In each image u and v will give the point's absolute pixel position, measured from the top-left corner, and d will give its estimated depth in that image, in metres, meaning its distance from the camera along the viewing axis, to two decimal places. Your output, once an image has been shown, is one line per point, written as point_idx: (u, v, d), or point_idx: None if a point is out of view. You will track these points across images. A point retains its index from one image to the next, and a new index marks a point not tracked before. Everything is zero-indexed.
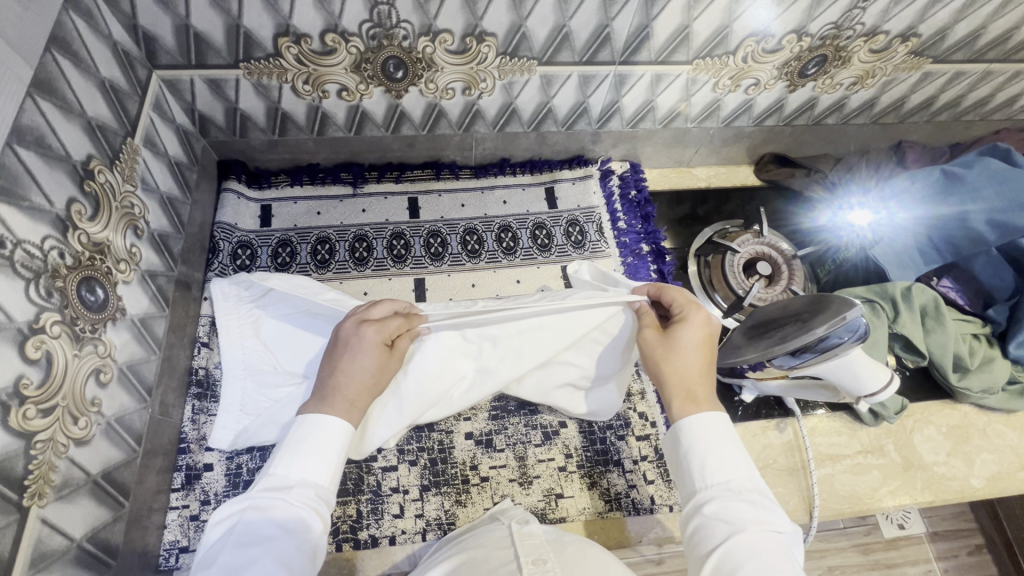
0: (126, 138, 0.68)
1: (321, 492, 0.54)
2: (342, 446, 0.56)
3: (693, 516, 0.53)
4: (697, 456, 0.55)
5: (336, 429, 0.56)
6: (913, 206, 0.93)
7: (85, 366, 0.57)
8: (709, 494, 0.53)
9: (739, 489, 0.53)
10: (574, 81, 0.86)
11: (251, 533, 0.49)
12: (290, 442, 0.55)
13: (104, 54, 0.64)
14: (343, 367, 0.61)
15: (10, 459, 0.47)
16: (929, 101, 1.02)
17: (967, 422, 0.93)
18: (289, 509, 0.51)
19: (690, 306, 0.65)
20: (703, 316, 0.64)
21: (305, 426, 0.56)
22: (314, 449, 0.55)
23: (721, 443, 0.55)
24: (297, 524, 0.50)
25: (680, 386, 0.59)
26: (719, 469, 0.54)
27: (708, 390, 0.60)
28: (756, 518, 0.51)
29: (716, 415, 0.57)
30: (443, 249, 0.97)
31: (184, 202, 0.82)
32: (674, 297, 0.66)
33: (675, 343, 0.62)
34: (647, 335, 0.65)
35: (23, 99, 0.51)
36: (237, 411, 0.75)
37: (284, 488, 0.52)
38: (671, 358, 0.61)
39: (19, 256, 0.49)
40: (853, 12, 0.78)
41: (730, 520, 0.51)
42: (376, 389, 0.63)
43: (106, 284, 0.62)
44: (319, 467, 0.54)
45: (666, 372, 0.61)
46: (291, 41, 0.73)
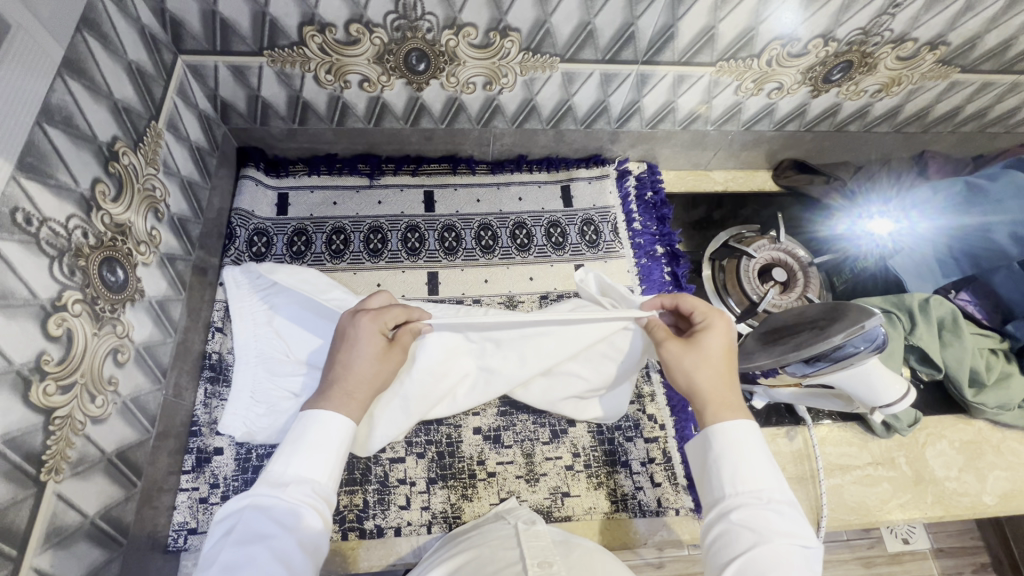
0: (150, 121, 0.68)
1: (318, 489, 0.53)
2: (344, 442, 0.56)
3: (718, 522, 0.53)
4: (727, 463, 0.55)
5: (332, 425, 0.55)
6: (936, 215, 0.93)
7: (103, 345, 0.58)
8: (736, 501, 0.53)
9: (768, 499, 0.52)
10: (596, 79, 0.85)
11: (251, 531, 0.48)
12: (289, 439, 0.55)
13: (132, 38, 0.64)
14: (339, 359, 0.60)
15: (29, 434, 0.48)
16: (954, 112, 1.01)
17: (981, 438, 0.92)
18: (288, 506, 0.50)
19: (712, 312, 0.64)
20: (725, 323, 0.64)
21: (305, 421, 0.55)
22: (313, 445, 0.54)
23: (751, 451, 0.55)
24: (297, 521, 0.50)
25: (715, 395, 0.59)
26: (750, 478, 0.53)
27: (738, 395, 0.60)
28: (785, 528, 0.50)
29: (748, 423, 0.57)
30: (457, 243, 0.97)
31: (203, 187, 0.83)
32: (692, 306, 0.66)
33: (705, 352, 0.61)
34: (669, 345, 0.63)
35: (53, 79, 0.51)
36: (247, 399, 0.75)
37: (281, 485, 0.52)
38: (704, 366, 0.60)
39: (44, 234, 0.50)
40: (881, 18, 0.77)
41: (757, 529, 0.50)
42: (376, 383, 0.61)
43: (127, 265, 0.62)
44: (317, 465, 0.53)
45: (699, 379, 0.60)
46: (315, 31, 0.73)
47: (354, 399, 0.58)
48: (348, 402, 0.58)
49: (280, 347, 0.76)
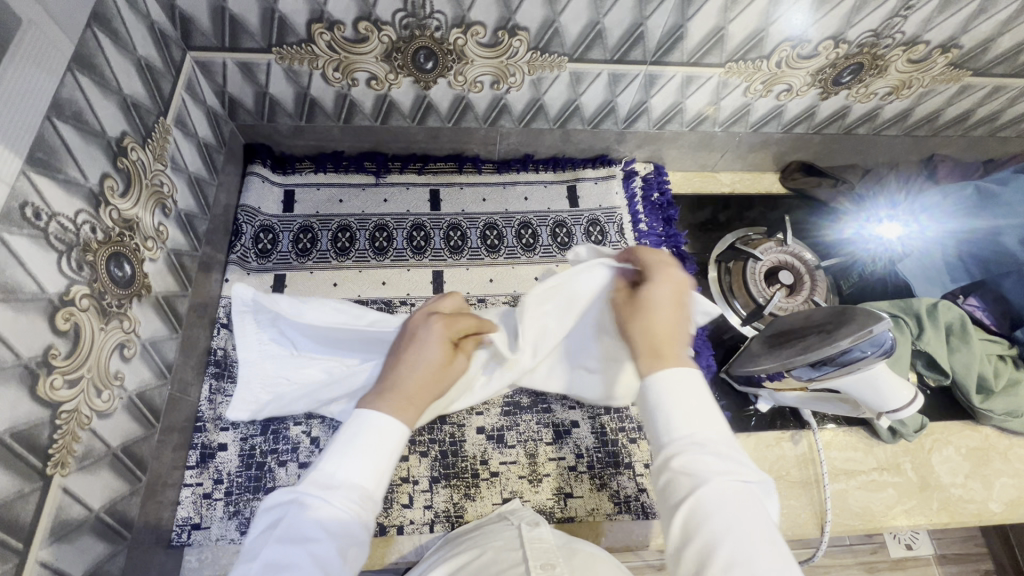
0: (159, 117, 0.69)
1: (367, 497, 0.48)
2: (395, 448, 0.52)
3: (657, 470, 0.47)
4: (664, 406, 0.49)
5: (388, 430, 0.52)
6: (946, 219, 0.96)
7: (110, 340, 0.58)
8: (673, 446, 0.47)
9: (707, 441, 0.47)
10: (604, 79, 0.85)
11: (293, 534, 0.44)
12: (342, 437, 0.51)
13: (142, 33, 0.64)
14: (407, 360, 0.60)
15: (36, 428, 0.48)
16: (964, 116, 1.00)
17: (988, 445, 0.91)
18: (333, 512, 0.46)
19: (657, 266, 0.61)
20: (677, 275, 0.60)
21: (361, 421, 0.51)
22: (367, 450, 0.50)
23: (686, 390, 0.49)
24: (341, 529, 0.46)
25: (648, 344, 0.54)
26: (687, 418, 0.48)
27: (677, 347, 0.54)
28: (724, 469, 0.45)
29: (684, 367, 0.51)
30: (462, 242, 0.96)
31: (210, 183, 0.83)
32: (643, 259, 0.63)
33: (648, 303, 0.58)
34: (619, 302, 0.62)
35: (63, 74, 0.51)
36: (256, 386, 0.74)
37: (330, 488, 0.47)
38: (638, 319, 0.58)
39: (53, 229, 0.50)
40: (893, 20, 0.77)
41: (697, 473, 0.45)
42: (437, 386, 0.61)
43: (134, 260, 0.63)
44: (369, 472, 0.49)
45: (633, 333, 0.57)
46: (324, 28, 0.73)
47: (413, 399, 0.57)
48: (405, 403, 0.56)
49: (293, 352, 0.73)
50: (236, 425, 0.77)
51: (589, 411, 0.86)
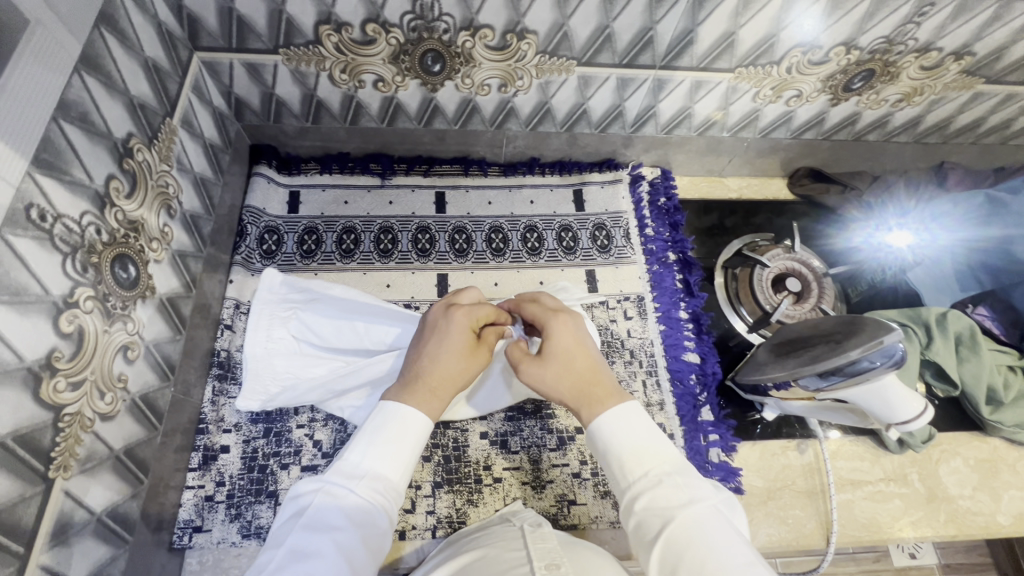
0: (165, 118, 0.68)
1: (388, 489, 0.52)
2: (416, 442, 0.55)
3: (630, 517, 0.50)
4: (614, 456, 0.53)
5: (411, 421, 0.55)
6: (958, 228, 0.95)
7: (114, 341, 0.58)
8: (635, 490, 0.51)
9: (662, 475, 0.51)
10: (612, 83, 0.84)
11: (320, 520, 0.48)
12: (367, 428, 0.55)
13: (149, 34, 0.64)
14: (429, 354, 0.61)
15: (38, 431, 0.48)
16: (976, 123, 0.99)
17: (996, 456, 0.90)
18: (357, 499, 0.50)
19: (549, 314, 0.63)
20: (561, 321, 0.62)
21: (385, 413, 0.55)
22: (388, 442, 0.54)
23: (632, 433, 0.53)
24: (364, 517, 0.49)
25: (578, 394, 0.58)
26: (635, 462, 0.52)
27: (607, 383, 0.58)
28: (685, 498, 0.48)
29: (624, 406, 0.55)
30: (467, 245, 0.96)
31: (215, 184, 0.83)
32: (536, 310, 0.65)
33: (550, 358, 0.61)
34: (515, 357, 0.63)
35: (70, 75, 0.51)
36: (268, 379, 0.74)
37: (354, 478, 0.51)
38: (553, 371, 0.59)
39: (58, 230, 0.50)
40: (906, 26, 0.76)
41: (661, 509, 0.48)
42: (460, 380, 0.62)
43: (138, 261, 0.62)
44: (391, 465, 0.53)
45: (559, 386, 0.59)
46: (331, 30, 0.73)
47: (436, 394, 0.59)
48: (431, 397, 0.58)
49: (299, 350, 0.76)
50: (239, 427, 0.77)
51: None
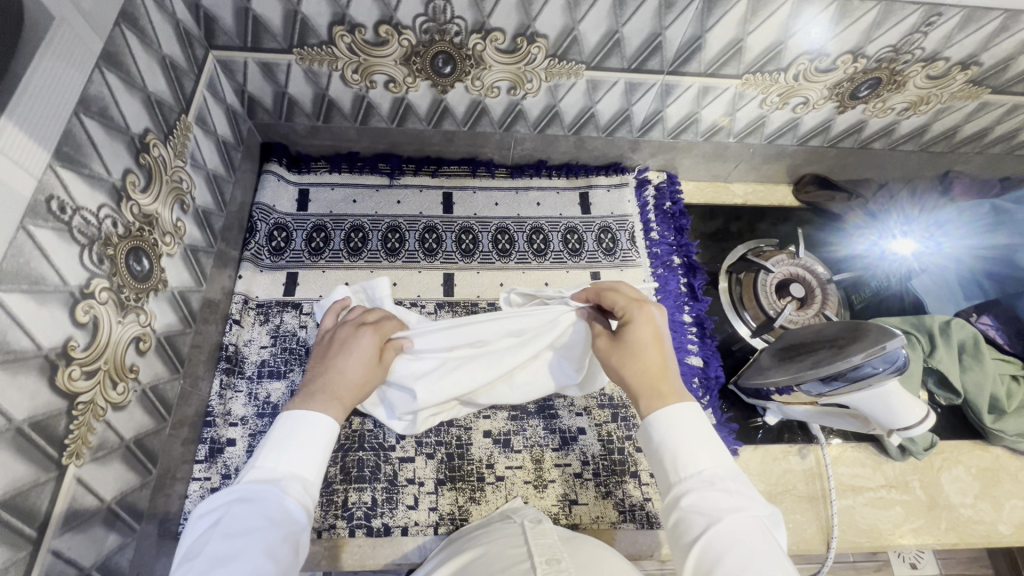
0: (181, 114, 0.70)
1: (308, 489, 0.52)
2: (330, 444, 0.56)
3: (672, 512, 0.50)
4: (669, 449, 0.53)
5: (320, 424, 0.55)
6: (963, 235, 0.95)
7: (126, 333, 0.59)
8: (683, 487, 0.51)
9: (714, 478, 0.50)
10: (621, 87, 0.85)
11: (239, 521, 0.46)
12: (275, 437, 0.54)
13: (167, 32, 0.65)
14: (332, 363, 0.63)
15: (53, 418, 0.49)
16: (982, 133, 0.99)
17: (998, 466, 0.90)
18: (278, 498, 0.49)
19: (632, 305, 0.64)
20: (646, 313, 0.63)
21: (294, 420, 0.55)
22: (303, 445, 0.54)
23: (691, 433, 0.53)
24: (284, 515, 0.48)
25: (641, 385, 0.58)
26: (690, 460, 0.51)
27: (673, 382, 0.58)
28: (732, 504, 0.48)
29: (685, 405, 0.55)
30: (474, 246, 0.97)
31: (227, 180, 0.84)
32: (620, 298, 0.66)
33: (627, 344, 0.62)
34: (600, 343, 0.65)
35: (92, 71, 0.52)
36: None
37: (275, 480, 0.51)
38: (626, 358, 0.61)
39: (77, 222, 0.51)
40: (914, 36, 0.76)
41: (706, 510, 0.48)
42: (362, 387, 0.63)
43: (152, 255, 0.63)
44: (307, 465, 0.53)
45: (628, 374, 0.60)
46: (345, 31, 0.74)
47: (342, 396, 0.60)
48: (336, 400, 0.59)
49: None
50: (245, 421, 0.78)
51: (596, 418, 0.86)
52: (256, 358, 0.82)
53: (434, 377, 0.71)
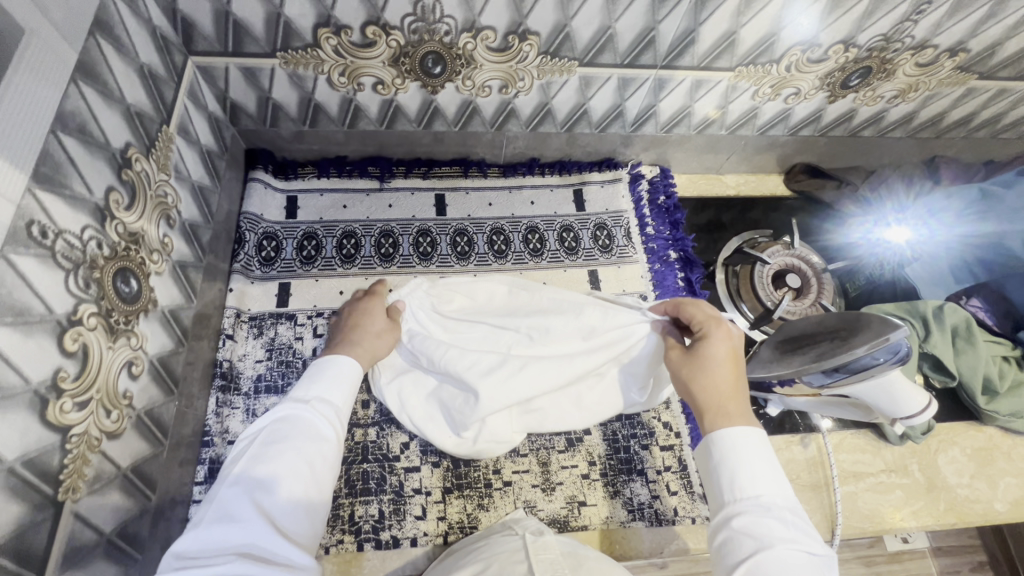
0: (162, 125, 0.66)
1: (334, 410, 0.63)
2: (353, 378, 0.67)
3: (722, 530, 0.51)
4: (727, 467, 0.54)
5: (342, 364, 0.67)
6: (955, 222, 0.98)
7: (118, 358, 0.56)
8: (738, 508, 0.52)
9: (771, 505, 0.51)
10: (613, 84, 0.84)
11: (279, 434, 0.57)
12: (309, 374, 0.66)
13: (144, 39, 0.62)
14: (350, 326, 0.75)
15: (45, 454, 0.46)
16: (969, 118, 1.00)
17: (992, 445, 0.93)
18: (309, 418, 0.60)
19: (711, 321, 0.63)
20: (724, 331, 0.62)
21: (323, 362, 0.67)
22: (329, 378, 0.65)
23: (753, 454, 0.54)
24: (314, 431, 0.59)
25: (709, 402, 0.59)
26: (749, 482, 0.53)
27: (741, 403, 0.58)
28: (787, 535, 0.49)
29: (750, 428, 0.56)
30: (469, 248, 0.95)
31: (213, 191, 0.81)
32: (696, 314, 0.65)
33: (704, 360, 0.61)
34: (671, 354, 0.65)
35: (67, 85, 0.49)
36: (407, 398, 0.77)
37: (306, 403, 0.61)
38: (697, 373, 0.61)
39: (60, 247, 0.48)
40: (903, 24, 0.77)
41: (759, 535, 0.49)
42: (382, 342, 0.74)
43: (140, 274, 0.61)
44: (334, 391, 0.64)
45: (695, 387, 0.60)
46: (331, 32, 0.71)
47: (362, 348, 0.72)
48: (357, 351, 0.71)
49: (427, 318, 0.76)
50: None
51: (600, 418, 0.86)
52: (251, 373, 0.81)
53: (501, 376, 0.71)
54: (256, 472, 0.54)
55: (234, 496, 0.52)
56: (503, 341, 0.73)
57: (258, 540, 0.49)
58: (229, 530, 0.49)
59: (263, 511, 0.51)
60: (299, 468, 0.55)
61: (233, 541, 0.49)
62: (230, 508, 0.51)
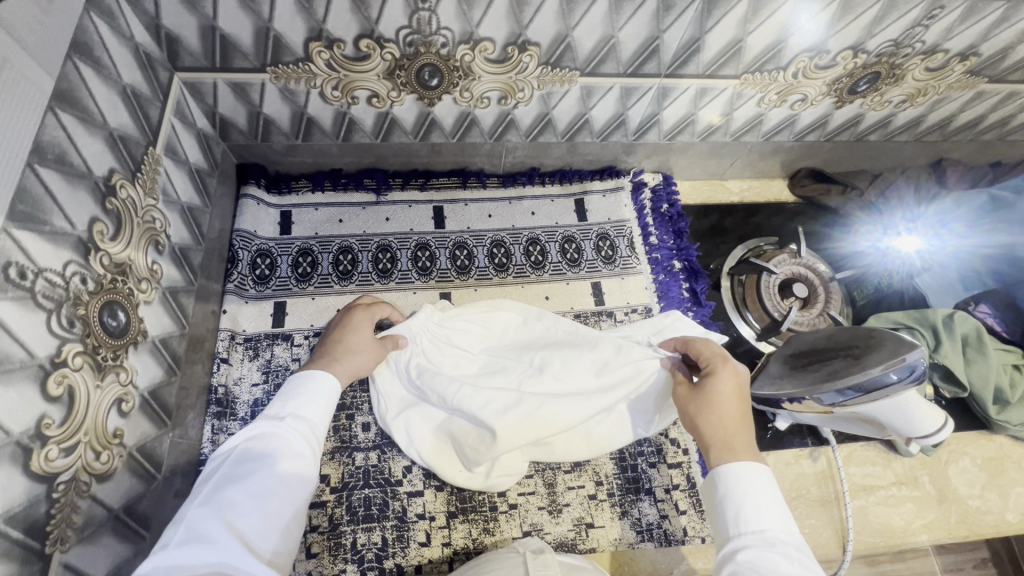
0: (148, 147, 0.64)
1: (310, 425, 0.59)
2: (332, 395, 0.64)
3: (726, 565, 0.49)
4: (731, 501, 0.53)
5: (319, 379, 0.63)
6: (966, 234, 0.98)
7: (106, 396, 0.54)
8: (741, 542, 0.50)
9: (776, 541, 0.49)
10: (615, 93, 0.81)
11: (250, 452, 0.54)
12: (286, 389, 0.63)
13: (126, 58, 0.59)
14: (338, 335, 0.72)
15: (31, 507, 0.44)
16: (977, 121, 0.98)
17: (1002, 454, 0.91)
18: (283, 433, 0.56)
19: (716, 359, 0.63)
20: (731, 370, 0.62)
21: (300, 377, 0.64)
22: (307, 393, 0.62)
23: (759, 489, 0.53)
24: (288, 447, 0.55)
25: (717, 436, 0.58)
26: (754, 517, 0.51)
27: (746, 438, 0.57)
28: (791, 571, 0.46)
29: (756, 464, 0.54)
30: (469, 261, 0.93)
31: (204, 211, 0.78)
32: (702, 350, 0.65)
33: (710, 395, 0.60)
34: (679, 389, 0.64)
35: (44, 115, 0.47)
36: (415, 432, 0.76)
37: (280, 418, 0.58)
38: (703, 409, 0.60)
39: (41, 287, 0.46)
40: (915, 29, 0.74)
41: (762, 570, 0.47)
42: (361, 362, 0.71)
43: (128, 306, 0.58)
44: (311, 408, 0.61)
45: (702, 422, 0.59)
46: (323, 46, 0.68)
47: (341, 362, 0.69)
48: (335, 364, 0.68)
49: (435, 351, 0.76)
50: None
51: None
52: (248, 398, 0.78)
53: (517, 415, 0.70)
54: (224, 490, 0.50)
55: (202, 516, 0.48)
56: (515, 379, 0.74)
57: (224, 564, 0.45)
58: (196, 553, 0.45)
59: (235, 532, 0.47)
60: (274, 487, 0.52)
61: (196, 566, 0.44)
62: (197, 530, 0.47)
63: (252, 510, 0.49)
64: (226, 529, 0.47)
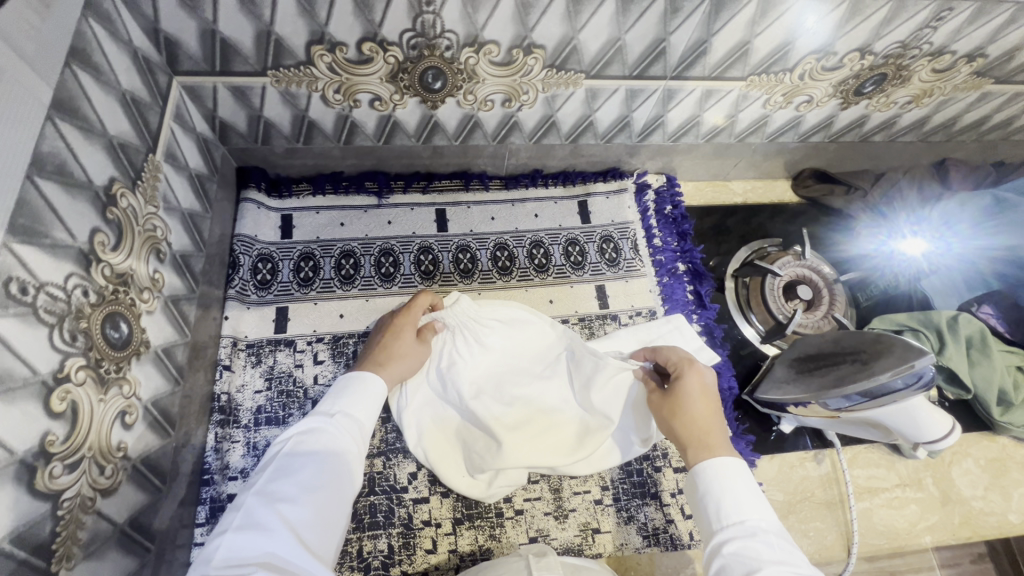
0: (148, 154, 0.63)
1: (357, 424, 0.60)
2: (381, 396, 0.66)
3: (714, 561, 0.51)
4: (711, 497, 0.55)
5: (373, 383, 0.65)
6: (973, 236, 0.97)
7: (110, 410, 0.53)
8: (725, 536, 0.52)
9: (757, 528, 0.51)
10: (621, 95, 0.80)
11: (302, 447, 0.55)
12: (335, 390, 0.64)
13: (124, 63, 0.58)
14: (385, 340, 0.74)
15: (37, 525, 0.43)
16: (981, 121, 0.97)
17: (1005, 455, 0.92)
18: (331, 432, 0.58)
19: (683, 364, 0.67)
20: (696, 374, 0.65)
21: (349, 379, 0.66)
22: (355, 392, 0.63)
23: (734, 481, 0.55)
24: (334, 446, 0.57)
25: (693, 438, 0.60)
26: (734, 508, 0.53)
27: (720, 435, 0.60)
28: (775, 557, 0.48)
29: (731, 458, 0.57)
30: (473, 265, 0.92)
31: (204, 217, 0.77)
32: (671, 357, 0.69)
33: (677, 394, 0.64)
34: (653, 397, 0.67)
35: (43, 126, 0.46)
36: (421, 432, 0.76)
37: (330, 414, 0.60)
38: (676, 409, 0.64)
39: (42, 302, 0.45)
40: (923, 31, 0.74)
41: (747, 560, 0.48)
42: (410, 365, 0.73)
43: (130, 317, 0.57)
44: (358, 405, 0.62)
45: (677, 425, 0.63)
46: (325, 50, 0.67)
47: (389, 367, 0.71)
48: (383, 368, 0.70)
49: (455, 350, 0.76)
50: (245, 473, 0.74)
51: None
52: (251, 405, 0.77)
53: (526, 432, 0.76)
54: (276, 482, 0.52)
55: (259, 505, 0.50)
56: (524, 389, 0.77)
57: (275, 554, 0.46)
58: (250, 542, 0.47)
59: (285, 523, 0.49)
60: (323, 480, 0.54)
61: (254, 552, 0.46)
62: (251, 519, 0.48)
63: (301, 503, 0.51)
64: (277, 518, 0.49)
